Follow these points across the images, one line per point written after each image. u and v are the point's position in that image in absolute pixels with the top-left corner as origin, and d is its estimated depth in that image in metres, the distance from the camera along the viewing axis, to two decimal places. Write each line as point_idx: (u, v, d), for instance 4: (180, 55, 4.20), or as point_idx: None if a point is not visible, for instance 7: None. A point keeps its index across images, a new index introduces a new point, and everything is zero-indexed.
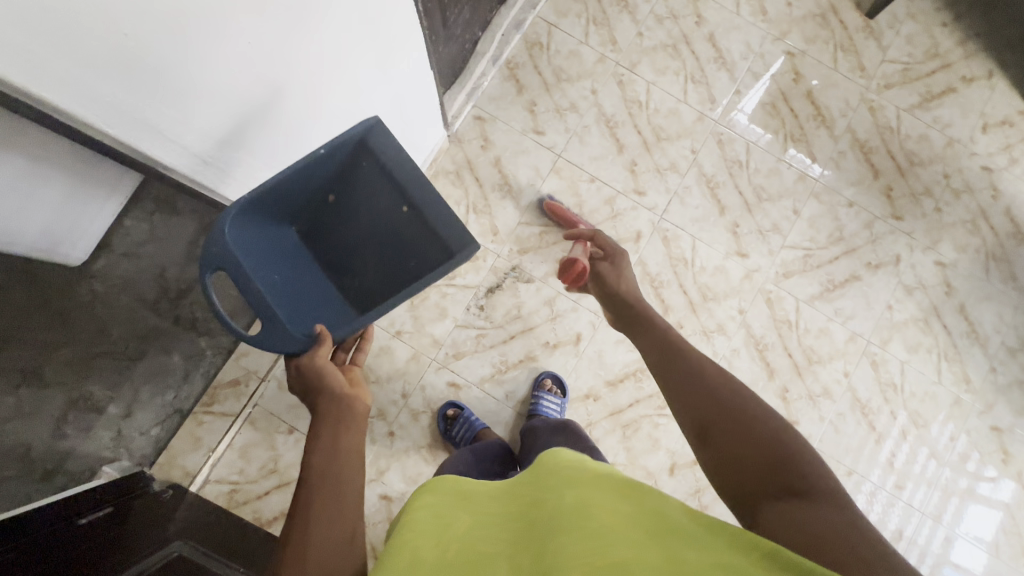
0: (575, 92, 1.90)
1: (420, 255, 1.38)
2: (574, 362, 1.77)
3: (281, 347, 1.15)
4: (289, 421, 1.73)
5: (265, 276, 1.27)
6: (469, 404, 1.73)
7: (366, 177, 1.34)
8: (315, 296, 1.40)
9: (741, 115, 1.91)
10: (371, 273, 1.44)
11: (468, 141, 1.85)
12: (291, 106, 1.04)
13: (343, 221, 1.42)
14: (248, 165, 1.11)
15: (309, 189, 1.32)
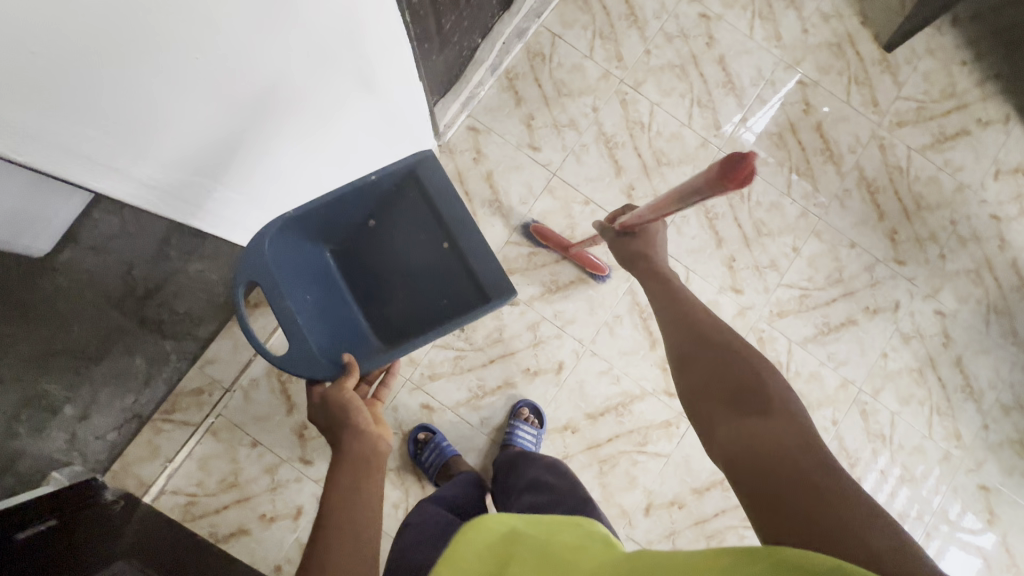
0: (576, 108, 1.81)
1: (445, 292, 1.56)
2: (554, 391, 1.70)
3: (305, 373, 1.30)
4: (253, 434, 1.65)
5: (298, 295, 1.44)
6: (441, 428, 1.67)
7: (405, 215, 1.53)
8: (343, 317, 1.58)
9: (748, 134, 1.84)
10: (399, 303, 1.61)
11: (460, 152, 1.77)
12: (263, 130, 0.94)
13: (377, 252, 1.60)
14: (213, 189, 1.02)
15: (351, 217, 1.50)
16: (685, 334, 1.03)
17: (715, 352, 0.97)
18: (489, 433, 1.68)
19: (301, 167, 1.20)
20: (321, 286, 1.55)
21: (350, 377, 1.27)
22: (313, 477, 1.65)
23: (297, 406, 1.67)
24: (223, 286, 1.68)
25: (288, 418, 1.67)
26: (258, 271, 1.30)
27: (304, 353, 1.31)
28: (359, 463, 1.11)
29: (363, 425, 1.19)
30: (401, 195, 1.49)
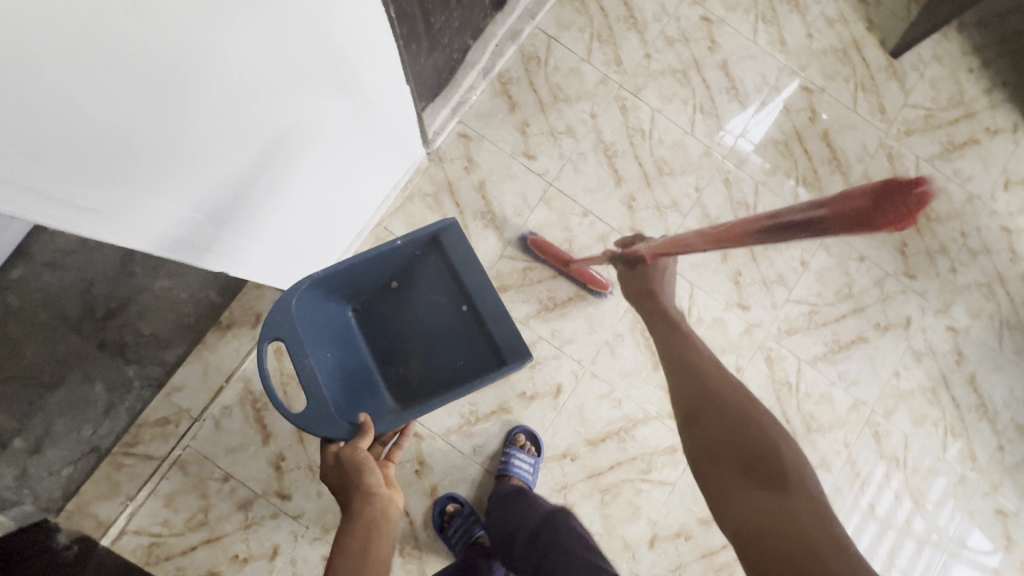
0: (573, 114, 1.71)
1: (462, 354, 1.44)
2: (551, 416, 1.59)
3: (321, 432, 1.23)
4: (225, 467, 1.50)
5: (319, 350, 1.35)
6: (431, 458, 1.55)
7: (428, 276, 1.46)
8: (360, 379, 1.44)
9: (746, 141, 1.76)
10: (415, 365, 1.47)
11: (451, 161, 1.66)
12: (260, 157, 0.84)
13: (398, 313, 1.49)
14: (215, 236, 0.91)
15: (375, 276, 1.44)
16: (695, 389, 1.00)
17: (724, 409, 0.95)
18: (483, 463, 1.57)
19: (299, 201, 1.09)
20: (339, 345, 1.43)
21: (365, 438, 1.21)
22: (291, 514, 1.52)
23: (274, 436, 1.53)
24: (194, 304, 1.53)
25: (264, 449, 1.52)
26: (281, 325, 1.25)
27: (320, 410, 1.24)
28: (369, 528, 1.09)
29: (375, 485, 1.15)
30: (427, 256, 1.44)
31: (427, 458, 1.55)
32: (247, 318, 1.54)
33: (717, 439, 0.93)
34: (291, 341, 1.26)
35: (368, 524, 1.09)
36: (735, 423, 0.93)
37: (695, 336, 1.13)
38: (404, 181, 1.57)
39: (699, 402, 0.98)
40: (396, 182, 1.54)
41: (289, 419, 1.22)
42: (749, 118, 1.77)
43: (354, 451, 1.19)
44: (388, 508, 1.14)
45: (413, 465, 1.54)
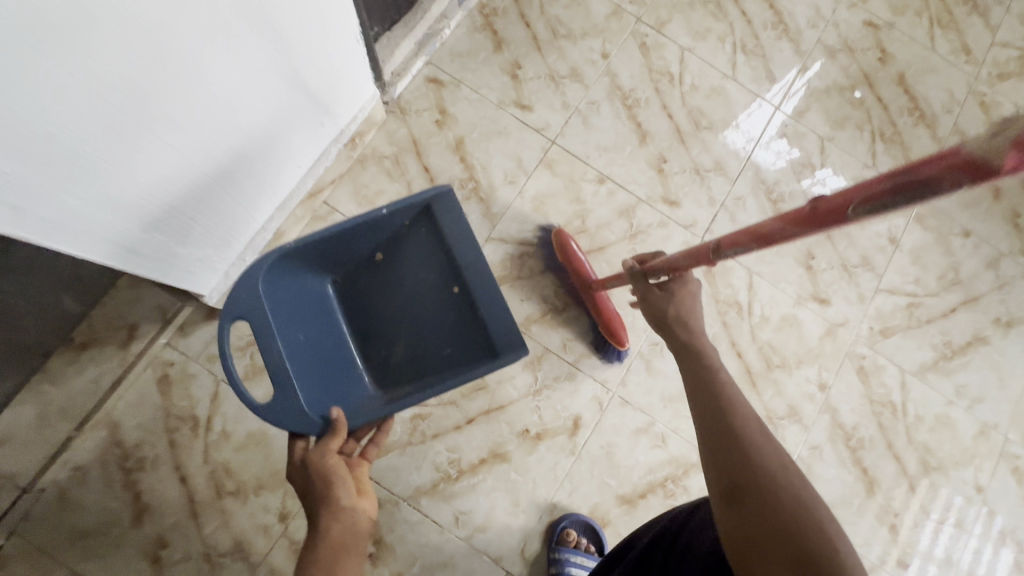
0: (579, 54, 1.30)
1: (457, 339, 0.98)
2: (568, 464, 1.11)
3: (282, 424, 0.79)
4: (72, 563, 0.98)
5: (285, 331, 0.90)
6: (393, 533, 1.05)
7: (419, 253, 0.98)
8: (336, 369, 0.99)
9: (780, 116, 1.33)
10: (400, 350, 1.01)
11: (417, 112, 1.22)
12: (158, 116, 0.63)
13: (384, 291, 1.02)
14: (100, 225, 0.68)
15: (357, 247, 0.96)
16: (730, 458, 0.58)
17: (772, 499, 0.54)
18: (469, 538, 1.06)
19: (224, 187, 0.86)
20: (314, 325, 0.98)
21: (336, 436, 0.75)
22: None
23: (152, 511, 1.01)
24: None
25: (135, 532, 1.00)
26: (239, 305, 0.82)
27: (289, 403, 0.80)
28: (333, 562, 0.63)
29: (344, 496, 0.69)
30: (416, 228, 0.97)
31: (385, 535, 1.05)
32: (113, 333, 1.03)
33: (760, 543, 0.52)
34: (256, 327, 0.82)
35: (328, 555, 0.64)
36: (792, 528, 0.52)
37: (699, 341, 0.75)
38: (349, 132, 1.11)
39: (737, 479, 0.57)
40: (337, 132, 1.09)
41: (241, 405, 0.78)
42: (761, 116, 1.33)
43: (321, 451, 0.73)
44: (359, 533, 0.68)
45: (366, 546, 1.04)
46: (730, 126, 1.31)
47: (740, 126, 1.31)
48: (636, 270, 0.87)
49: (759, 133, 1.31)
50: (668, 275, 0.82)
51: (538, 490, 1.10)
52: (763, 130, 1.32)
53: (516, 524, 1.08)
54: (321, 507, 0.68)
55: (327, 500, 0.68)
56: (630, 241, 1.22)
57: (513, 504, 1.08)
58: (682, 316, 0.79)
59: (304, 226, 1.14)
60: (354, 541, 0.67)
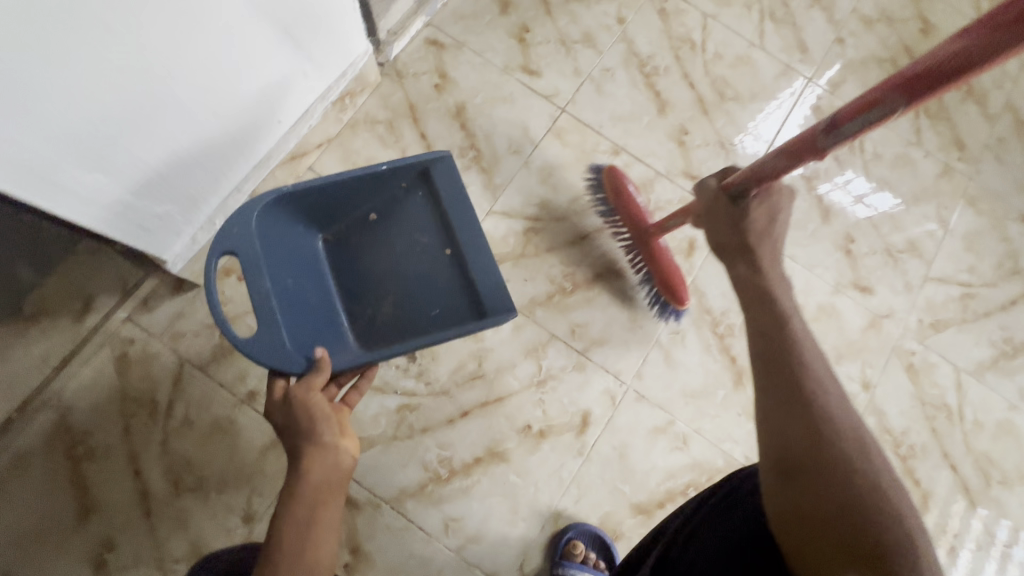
0: (592, 19, 1.20)
1: (451, 302, 0.90)
2: (577, 466, 0.97)
3: (266, 362, 0.72)
4: (3, 566, 0.85)
5: (274, 271, 0.82)
6: (374, 540, 0.91)
7: (416, 216, 0.92)
8: (318, 327, 0.85)
9: (814, 89, 1.21)
10: (388, 307, 0.91)
11: (414, 76, 1.12)
12: (87, 17, 0.54)
13: (375, 249, 0.92)
14: (23, 147, 0.58)
15: (352, 200, 0.89)
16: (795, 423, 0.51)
17: (837, 483, 0.48)
18: (460, 549, 0.92)
19: (188, 133, 0.77)
20: (301, 274, 0.87)
21: (319, 376, 0.68)
22: None
23: (99, 508, 0.89)
24: None
25: (78, 532, 0.88)
26: (226, 238, 0.74)
27: (272, 340, 0.73)
28: (313, 505, 0.61)
29: (326, 435, 0.64)
30: (414, 192, 0.92)
31: (363, 543, 0.91)
32: (65, 305, 0.92)
33: (825, 528, 0.46)
34: (247, 261, 0.74)
35: (308, 496, 0.61)
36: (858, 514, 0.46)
37: (766, 277, 0.63)
38: (337, 90, 1.02)
39: (798, 451, 0.50)
40: (323, 89, 0.99)
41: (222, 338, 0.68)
42: (777, 118, 1.19)
43: (304, 387, 0.67)
44: (343, 468, 0.64)
45: (341, 555, 0.91)
46: (743, 130, 1.17)
47: (755, 131, 1.18)
48: (715, 188, 0.71)
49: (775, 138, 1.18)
50: (753, 189, 0.69)
51: (541, 496, 0.96)
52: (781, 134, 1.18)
53: (515, 534, 0.94)
54: (302, 446, 0.63)
55: (308, 439, 0.64)
56: None
57: (512, 511, 0.94)
58: (748, 244, 0.66)
59: None
60: (338, 480, 0.63)
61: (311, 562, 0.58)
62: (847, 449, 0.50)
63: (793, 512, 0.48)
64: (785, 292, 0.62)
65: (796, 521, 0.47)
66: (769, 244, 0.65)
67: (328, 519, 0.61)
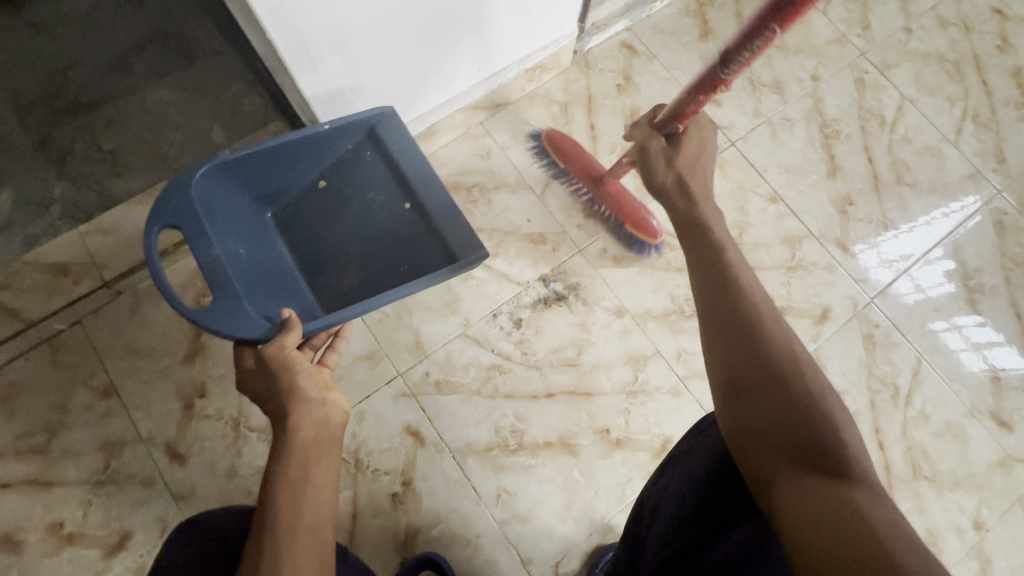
0: (787, 68, 1.19)
1: (422, 259, 0.91)
2: (643, 488, 0.93)
3: (222, 329, 0.70)
4: (113, 375, 0.94)
5: (226, 243, 0.82)
6: (426, 480, 0.92)
7: (370, 172, 0.92)
8: (280, 295, 0.86)
9: (1001, 202, 1.13)
10: (354, 269, 0.93)
11: (601, 71, 1.16)
12: None
13: (330, 218, 0.94)
14: (309, 24, 0.68)
15: (298, 169, 0.89)
16: (741, 329, 0.52)
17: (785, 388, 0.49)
18: (503, 524, 0.90)
19: (415, 47, 0.83)
20: (258, 249, 0.89)
21: (290, 331, 0.67)
22: (172, 490, 0.90)
23: (205, 354, 0.96)
24: (184, 132, 1.05)
25: (181, 369, 0.95)
26: (168, 211, 0.73)
27: (230, 305, 0.73)
28: (304, 467, 0.56)
29: (309, 389, 0.61)
30: (362, 151, 0.90)
31: (416, 480, 0.92)
32: None
33: (768, 440, 0.48)
34: (190, 235, 0.74)
35: (297, 457, 0.57)
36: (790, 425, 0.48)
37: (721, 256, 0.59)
38: (534, 60, 1.06)
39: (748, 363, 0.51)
40: (523, 55, 1.04)
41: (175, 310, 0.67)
42: (910, 241, 1.10)
43: (276, 347, 0.65)
44: (332, 423, 0.61)
45: (392, 483, 0.91)
46: (867, 241, 1.09)
47: (878, 246, 1.09)
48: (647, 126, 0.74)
49: (908, 258, 1.09)
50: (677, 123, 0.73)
51: (597, 503, 0.92)
52: (917, 255, 1.09)
53: (560, 532, 0.91)
54: (287, 405, 0.60)
55: (292, 395, 0.61)
56: (786, 272, 1.06)
57: (565, 507, 0.92)
58: (682, 179, 0.67)
59: (454, 137, 1.09)
60: (329, 435, 0.60)
61: (310, 527, 0.53)
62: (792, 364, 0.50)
63: (740, 430, 0.49)
64: (718, 221, 0.64)
65: (745, 438, 0.49)
66: (700, 173, 0.68)
67: (323, 476, 0.56)
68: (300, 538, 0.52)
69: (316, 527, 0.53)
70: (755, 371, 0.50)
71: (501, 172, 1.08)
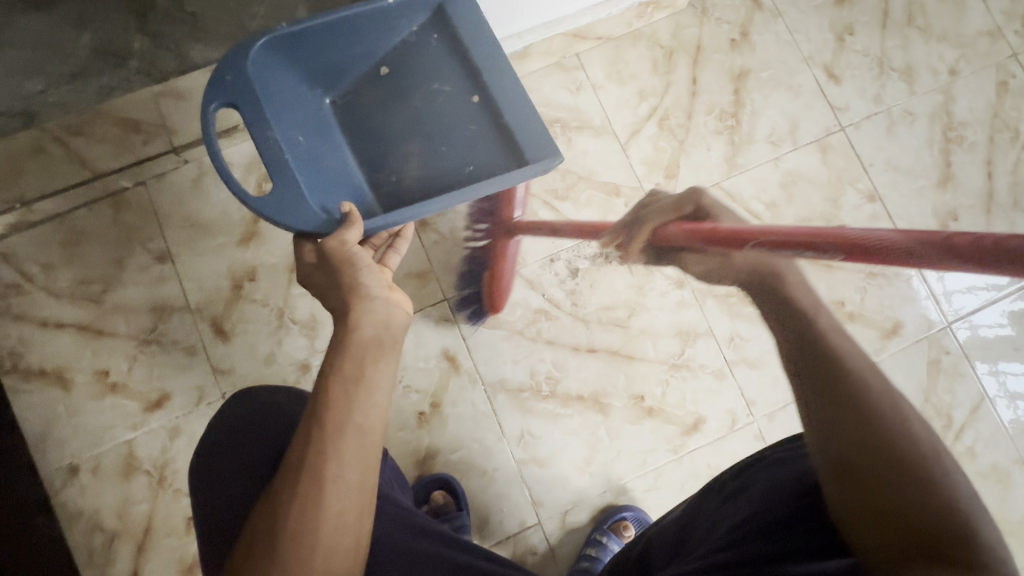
0: (924, 55, 1.06)
1: (486, 157, 0.81)
2: (665, 460, 0.93)
3: (279, 219, 0.67)
4: (170, 242, 0.95)
5: (282, 127, 0.76)
6: (454, 407, 0.92)
7: (434, 57, 0.83)
8: (337, 188, 0.79)
9: None
10: (413, 167, 0.83)
11: (717, 20, 1.05)
12: None
13: (388, 108, 0.85)
14: None
15: (355, 50, 0.81)
16: (841, 414, 0.44)
17: (904, 474, 0.40)
18: (522, 464, 0.91)
19: None
20: (316, 137, 0.81)
21: (351, 228, 0.65)
22: (212, 363, 0.93)
23: (259, 240, 0.96)
24: (268, 6, 1.00)
25: (235, 250, 0.96)
26: (225, 89, 0.70)
27: (286, 195, 0.69)
28: (359, 364, 0.54)
29: (373, 288, 0.59)
30: (428, 34, 0.82)
31: (445, 404, 0.92)
32: None
33: (872, 515, 0.39)
34: (248, 113, 0.70)
35: (353, 352, 0.54)
36: (912, 499, 0.39)
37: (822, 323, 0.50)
38: None
39: (851, 444, 0.42)
40: None
41: (229, 186, 0.65)
42: (975, 278, 1.01)
43: (338, 241, 0.63)
44: (393, 324, 0.58)
45: (420, 402, 0.92)
46: None
47: (939, 273, 1.01)
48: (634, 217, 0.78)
49: (988, 293, 1.00)
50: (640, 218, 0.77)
51: (617, 464, 0.92)
52: (988, 293, 1.00)
53: (575, 483, 0.91)
54: (348, 301, 0.58)
55: (353, 292, 0.58)
56: (864, 277, 1.00)
57: (585, 461, 0.92)
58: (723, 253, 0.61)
59: (546, 65, 1.02)
60: (389, 336, 0.57)
61: (360, 425, 0.51)
62: (908, 441, 0.42)
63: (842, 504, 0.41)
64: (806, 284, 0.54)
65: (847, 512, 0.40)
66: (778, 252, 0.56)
67: (378, 376, 0.54)
68: (347, 434, 0.51)
69: (364, 421, 0.52)
70: (853, 457, 0.42)
71: (587, 112, 1.01)
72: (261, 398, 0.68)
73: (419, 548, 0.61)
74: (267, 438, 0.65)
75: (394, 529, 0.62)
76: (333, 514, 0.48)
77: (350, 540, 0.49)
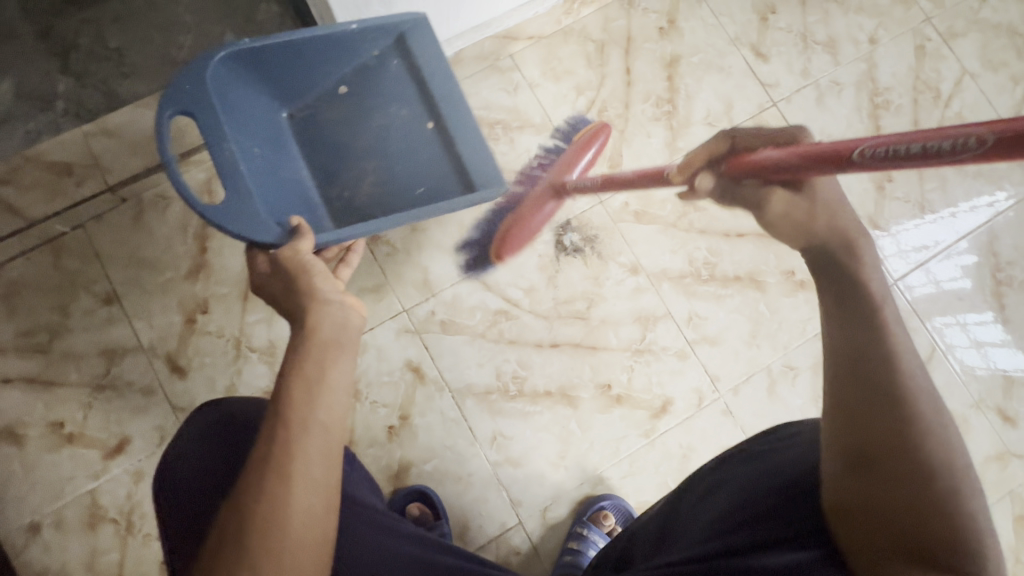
0: (845, 26, 1.10)
1: (438, 182, 0.82)
2: (637, 445, 0.94)
3: (235, 230, 0.65)
4: (116, 283, 0.93)
5: (241, 139, 0.74)
6: (423, 417, 0.92)
7: (393, 82, 0.83)
8: (289, 203, 0.78)
9: None
10: (367, 187, 0.84)
11: (644, 10, 1.07)
12: None
13: (348, 127, 0.85)
14: None
15: (317, 67, 0.80)
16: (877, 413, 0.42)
17: (918, 478, 0.40)
18: (496, 466, 0.91)
19: None
20: (272, 148, 0.80)
21: (302, 238, 0.63)
22: (171, 402, 0.91)
23: (208, 271, 0.94)
24: (195, 35, 0.98)
25: (184, 284, 0.94)
26: (183, 98, 0.67)
27: (240, 207, 0.67)
28: (320, 362, 0.52)
29: (330, 292, 0.58)
30: (388, 59, 0.82)
31: (414, 415, 0.92)
32: None
33: (876, 512, 0.39)
34: (206, 125, 0.68)
35: (313, 353, 0.53)
36: (923, 504, 0.39)
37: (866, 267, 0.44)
38: None
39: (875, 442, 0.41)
40: None
41: (179, 192, 0.63)
42: (927, 235, 1.04)
43: (292, 250, 0.61)
44: (350, 325, 0.57)
45: (389, 416, 0.91)
46: (870, 228, 1.04)
47: (896, 234, 1.04)
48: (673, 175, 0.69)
49: (929, 249, 1.04)
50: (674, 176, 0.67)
51: (591, 454, 0.93)
52: (938, 248, 1.04)
53: (552, 478, 0.92)
54: (304, 304, 0.57)
55: (310, 296, 0.57)
56: None
57: (559, 455, 0.92)
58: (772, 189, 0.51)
59: (480, 69, 1.02)
60: (348, 336, 0.56)
61: (323, 423, 0.50)
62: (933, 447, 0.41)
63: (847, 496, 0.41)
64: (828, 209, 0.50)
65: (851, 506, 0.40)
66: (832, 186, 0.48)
67: (339, 374, 0.53)
68: (310, 432, 0.49)
69: (325, 420, 0.50)
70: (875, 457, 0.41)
71: (526, 111, 1.02)
72: (228, 407, 0.67)
73: (395, 551, 0.61)
74: (230, 454, 0.64)
75: (369, 533, 0.61)
76: (296, 513, 0.46)
77: (313, 543, 0.47)
